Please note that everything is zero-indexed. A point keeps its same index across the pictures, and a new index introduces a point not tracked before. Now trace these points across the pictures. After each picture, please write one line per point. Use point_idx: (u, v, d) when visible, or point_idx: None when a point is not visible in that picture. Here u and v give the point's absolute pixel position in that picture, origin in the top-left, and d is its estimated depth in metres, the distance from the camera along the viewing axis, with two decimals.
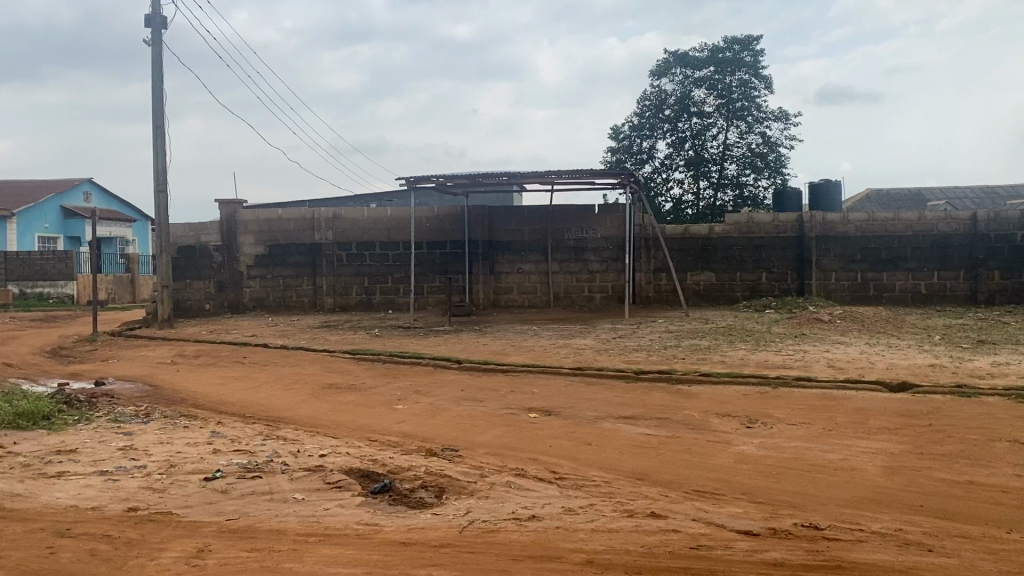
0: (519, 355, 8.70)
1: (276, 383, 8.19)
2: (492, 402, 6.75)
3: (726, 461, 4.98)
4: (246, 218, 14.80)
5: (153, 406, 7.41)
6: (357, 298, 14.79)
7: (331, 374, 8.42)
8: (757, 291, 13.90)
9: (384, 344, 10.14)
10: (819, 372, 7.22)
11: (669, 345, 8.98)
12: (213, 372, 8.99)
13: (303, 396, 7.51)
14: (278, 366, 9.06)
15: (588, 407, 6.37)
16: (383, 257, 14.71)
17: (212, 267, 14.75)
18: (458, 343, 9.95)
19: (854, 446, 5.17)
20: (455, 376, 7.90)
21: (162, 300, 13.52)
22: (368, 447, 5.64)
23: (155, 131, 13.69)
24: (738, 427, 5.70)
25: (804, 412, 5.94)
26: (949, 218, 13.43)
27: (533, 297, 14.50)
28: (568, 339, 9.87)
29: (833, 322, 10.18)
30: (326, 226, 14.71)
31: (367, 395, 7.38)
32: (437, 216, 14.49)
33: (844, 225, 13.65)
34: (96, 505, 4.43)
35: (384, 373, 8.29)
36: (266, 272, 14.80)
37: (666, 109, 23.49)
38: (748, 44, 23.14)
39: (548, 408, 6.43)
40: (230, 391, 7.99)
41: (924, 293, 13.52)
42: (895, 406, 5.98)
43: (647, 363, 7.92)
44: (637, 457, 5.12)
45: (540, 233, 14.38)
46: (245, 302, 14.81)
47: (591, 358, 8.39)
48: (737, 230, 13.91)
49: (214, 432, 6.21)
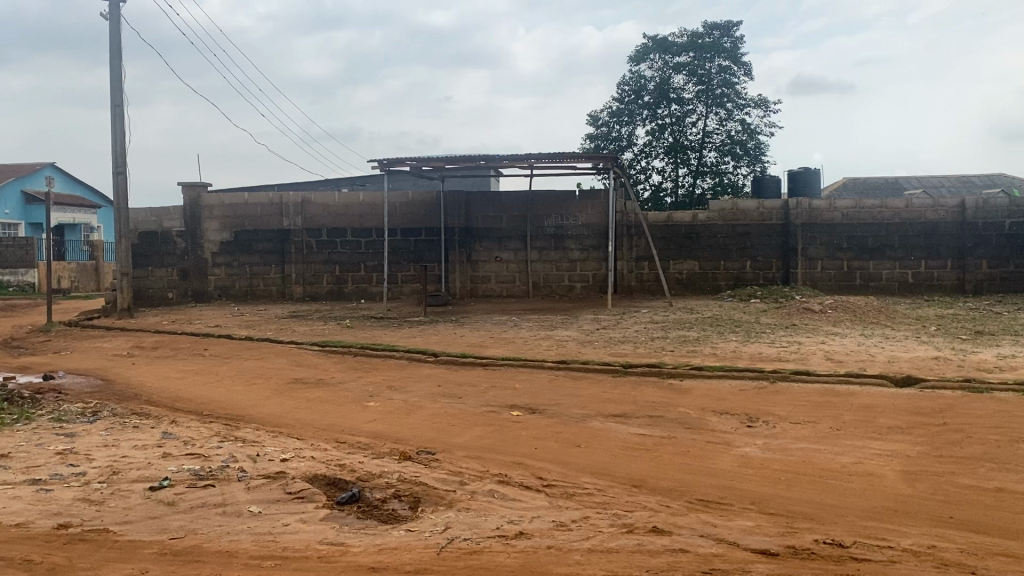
0: (498, 348, 8.20)
1: (237, 378, 7.64)
2: (470, 399, 6.26)
3: (729, 466, 4.55)
4: (211, 203, 14.14)
5: (103, 403, 6.83)
6: (328, 286, 14.22)
7: (297, 368, 7.87)
8: (742, 280, 13.54)
9: (355, 336, 9.61)
10: (818, 365, 6.81)
11: (656, 337, 8.53)
12: (171, 366, 8.40)
13: (267, 393, 6.97)
14: (241, 359, 8.49)
15: (575, 404, 5.89)
16: (355, 244, 14.14)
17: (175, 254, 14.09)
18: (433, 335, 9.43)
19: (866, 447, 4.75)
20: (430, 371, 7.39)
21: (121, 288, 12.86)
22: (334, 451, 5.13)
23: (113, 110, 12.97)
24: (738, 426, 5.26)
25: (809, 409, 5.52)
26: (936, 206, 13.10)
27: (511, 286, 14.02)
28: (550, 330, 9.40)
29: (824, 312, 9.80)
30: (295, 212, 14.10)
31: (335, 391, 6.86)
32: (412, 201, 13.92)
33: (830, 212, 13.30)
34: (21, 521, 3.87)
35: (355, 367, 7.75)
36: (232, 260, 14.20)
37: (645, 95, 23.08)
38: (727, 30, 22.74)
39: (531, 405, 5.94)
40: (188, 386, 7.42)
41: (911, 283, 13.23)
42: (904, 402, 5.57)
43: (634, 356, 7.46)
44: (631, 461, 4.66)
45: (518, 219, 13.89)
46: (210, 291, 14.20)
47: (575, 350, 7.92)
48: (722, 217, 13.51)
49: (165, 433, 5.66)
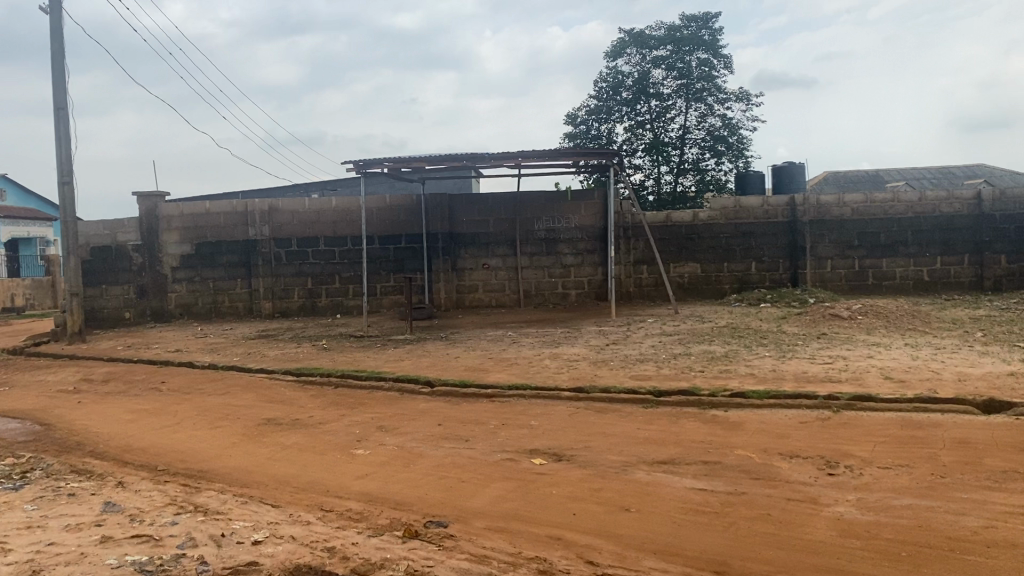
0: (501, 373, 7.15)
1: (199, 419, 6.52)
2: (480, 443, 5.22)
3: (830, 536, 3.57)
4: (169, 213, 12.97)
5: (36, 459, 5.68)
6: (300, 301, 13.11)
7: (270, 405, 6.77)
8: (747, 282, 12.67)
9: (334, 360, 8.51)
10: (879, 386, 5.87)
11: (678, 354, 7.53)
12: (123, 405, 7.25)
13: (234, 439, 5.87)
14: (204, 395, 7.36)
15: (608, 448, 4.89)
16: (329, 254, 13.05)
17: (131, 269, 12.89)
18: (423, 357, 8.37)
19: (990, 502, 3.80)
20: (426, 405, 6.33)
21: (71, 309, 11.63)
22: (320, 525, 4.07)
23: (56, 113, 11.75)
24: (817, 475, 4.30)
25: (896, 449, 4.57)
26: (951, 198, 12.31)
27: (501, 296, 13.01)
28: (553, 348, 8.38)
29: (853, 318, 8.88)
30: (262, 221, 12.98)
31: (315, 435, 5.78)
32: (390, 206, 12.85)
33: (839, 207, 12.46)
34: None
35: (336, 403, 6.67)
36: (193, 275, 13.03)
37: (624, 91, 22.17)
38: (705, 22, 21.91)
39: (554, 451, 4.92)
40: (141, 432, 6.29)
41: (926, 281, 12.43)
42: (1006, 437, 4.63)
43: (660, 379, 6.47)
44: (703, 534, 3.66)
45: (507, 223, 12.89)
46: (171, 309, 13.03)
47: (590, 374, 6.91)
48: (723, 215, 12.63)
49: (107, 504, 4.55)
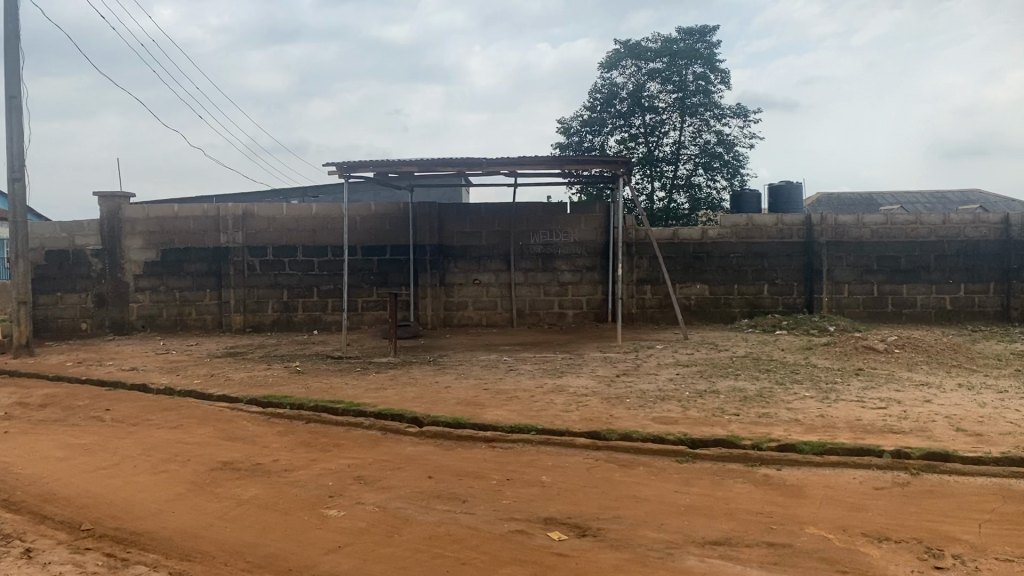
0: (501, 409, 6.15)
1: (142, 460, 5.46)
2: (481, 507, 4.22)
3: None
4: (133, 215, 11.89)
5: None
6: (274, 315, 12.06)
7: (228, 444, 5.72)
8: (759, 306, 11.77)
9: (307, 387, 7.46)
10: (953, 441, 4.93)
11: (704, 391, 6.56)
12: (57, 438, 6.16)
13: (181, 490, 4.83)
14: (152, 429, 6.28)
15: (643, 520, 3.91)
16: (307, 265, 12.01)
17: (89, 277, 11.82)
18: (408, 386, 7.33)
19: None
20: (413, 451, 5.31)
21: (18, 319, 10.52)
22: None
23: (9, 102, 10.66)
24: (920, 567, 3.35)
25: (1010, 533, 3.62)
26: (977, 222, 11.50)
27: (492, 314, 12.04)
28: (556, 379, 7.38)
29: (889, 353, 7.96)
30: (234, 226, 11.94)
31: (279, 488, 4.75)
32: (375, 215, 11.86)
33: (858, 228, 11.62)
34: None
35: (306, 444, 5.62)
36: (158, 284, 11.95)
37: (618, 104, 21.31)
38: (703, 35, 21.11)
39: (576, 522, 3.94)
40: (70, 476, 5.22)
41: (949, 310, 11.59)
42: None
43: (688, 424, 5.50)
44: None
45: (500, 236, 11.95)
46: (133, 321, 11.92)
47: (604, 413, 5.92)
48: (734, 233, 11.74)
49: None
